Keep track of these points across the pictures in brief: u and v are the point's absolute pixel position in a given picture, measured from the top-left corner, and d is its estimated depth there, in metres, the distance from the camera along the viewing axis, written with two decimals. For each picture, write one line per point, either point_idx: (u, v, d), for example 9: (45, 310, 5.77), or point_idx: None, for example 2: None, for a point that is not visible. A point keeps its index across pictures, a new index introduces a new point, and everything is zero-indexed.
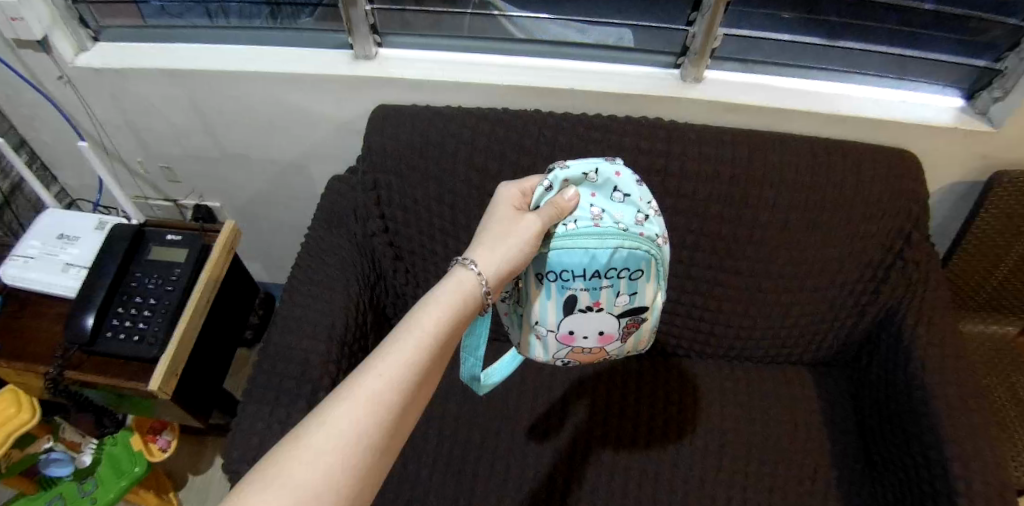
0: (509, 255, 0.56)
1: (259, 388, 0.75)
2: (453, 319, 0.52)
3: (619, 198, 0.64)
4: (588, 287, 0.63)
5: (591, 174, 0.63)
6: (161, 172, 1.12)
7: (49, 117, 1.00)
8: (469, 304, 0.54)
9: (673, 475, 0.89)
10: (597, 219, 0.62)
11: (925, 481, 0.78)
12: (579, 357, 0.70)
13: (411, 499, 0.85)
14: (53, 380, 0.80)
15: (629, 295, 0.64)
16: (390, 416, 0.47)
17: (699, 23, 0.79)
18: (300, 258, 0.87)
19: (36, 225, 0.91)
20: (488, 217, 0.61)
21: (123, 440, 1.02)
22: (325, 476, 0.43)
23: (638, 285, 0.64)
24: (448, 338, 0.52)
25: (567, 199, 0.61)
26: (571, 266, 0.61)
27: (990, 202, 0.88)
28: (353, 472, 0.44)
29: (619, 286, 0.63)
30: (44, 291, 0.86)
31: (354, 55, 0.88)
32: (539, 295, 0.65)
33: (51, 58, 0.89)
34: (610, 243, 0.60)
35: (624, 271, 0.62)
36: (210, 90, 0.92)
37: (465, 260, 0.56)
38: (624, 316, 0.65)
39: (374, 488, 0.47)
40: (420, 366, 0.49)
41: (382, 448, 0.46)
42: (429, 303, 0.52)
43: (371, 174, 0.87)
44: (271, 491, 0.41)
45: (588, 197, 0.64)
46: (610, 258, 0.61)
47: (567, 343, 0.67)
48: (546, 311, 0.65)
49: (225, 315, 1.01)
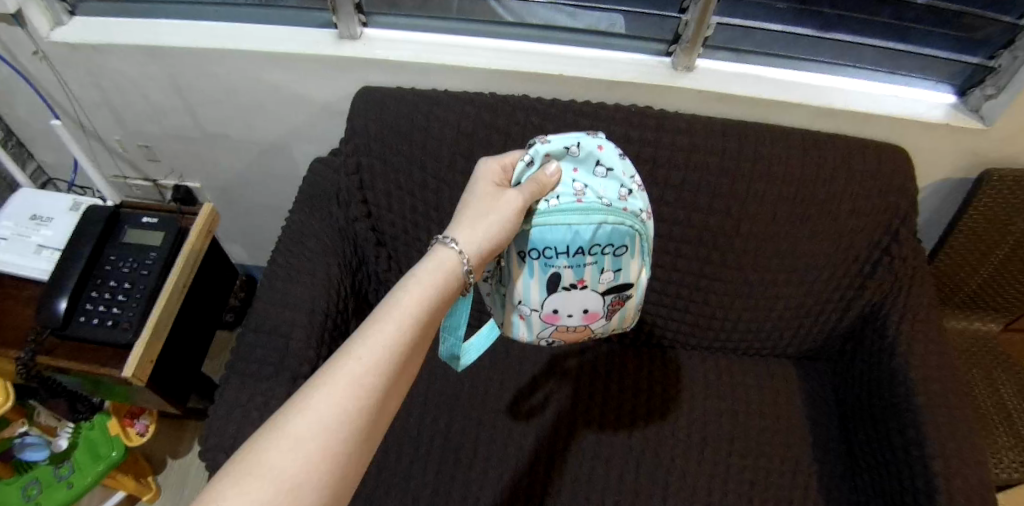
0: (491, 232, 0.55)
1: (237, 375, 0.74)
2: (435, 299, 0.51)
3: (602, 173, 0.62)
4: (572, 264, 0.61)
5: (573, 147, 0.61)
6: (140, 151, 1.09)
7: (23, 94, 0.96)
8: (451, 283, 0.53)
9: (655, 466, 0.88)
10: (579, 195, 0.60)
11: (906, 478, 0.78)
12: (563, 336, 0.69)
13: (391, 488, 0.84)
14: (25, 365, 0.78)
15: (613, 272, 0.63)
16: (373, 399, 0.45)
17: (692, 11, 0.77)
18: (279, 242, 0.85)
19: (9, 204, 0.88)
20: (467, 194, 0.59)
21: (101, 423, 1.00)
22: (306, 463, 0.41)
23: (622, 262, 0.63)
24: (431, 320, 0.50)
25: (550, 174, 0.60)
26: (554, 244, 0.60)
27: (979, 200, 0.87)
28: (336, 460, 0.42)
29: (603, 263, 0.62)
30: (15, 273, 0.84)
31: (338, 35, 0.85)
32: (522, 273, 0.63)
33: (25, 32, 0.85)
34: (593, 219, 0.59)
35: (608, 248, 0.61)
36: (191, 69, 0.89)
37: (445, 238, 0.54)
38: (608, 293, 0.64)
39: (360, 474, 0.45)
40: (403, 348, 0.48)
41: (366, 433, 0.45)
42: (410, 283, 0.51)
43: (353, 156, 0.85)
44: (251, 481, 0.39)
45: (571, 172, 0.62)
46: (594, 233, 0.59)
47: (551, 322, 0.66)
48: (529, 290, 0.64)
49: (203, 298, 0.98)
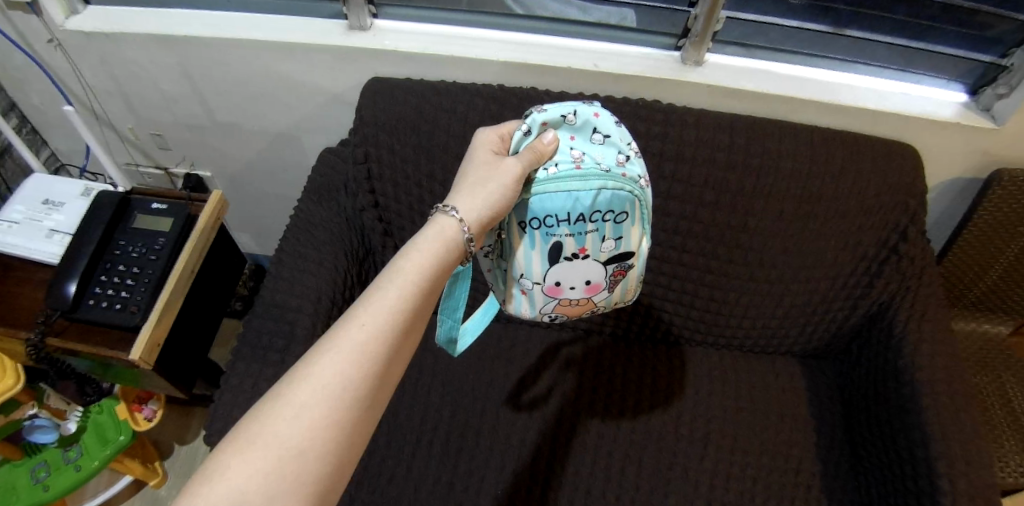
0: (491, 200, 0.55)
1: (244, 361, 0.75)
2: (436, 266, 0.51)
3: (599, 139, 0.62)
4: (573, 232, 0.61)
5: (569, 115, 0.61)
6: (151, 139, 1.10)
7: (37, 81, 0.98)
8: (452, 251, 0.53)
9: (657, 462, 0.88)
10: (577, 162, 0.60)
11: (909, 478, 0.78)
12: (566, 310, 0.69)
13: (393, 476, 0.85)
14: (34, 347, 0.78)
15: (615, 239, 0.62)
16: (376, 366, 0.45)
17: (701, 6, 0.77)
18: (288, 230, 0.85)
19: (22, 189, 0.89)
20: (466, 163, 0.59)
21: (109, 407, 1.01)
22: (311, 430, 0.41)
23: (624, 230, 0.62)
24: (432, 287, 0.51)
25: (547, 142, 0.60)
26: (554, 212, 0.59)
27: (990, 200, 0.86)
28: (340, 427, 0.42)
29: (604, 231, 0.61)
30: (27, 257, 0.85)
31: (349, 26, 0.86)
32: (522, 244, 0.62)
33: (41, 21, 0.87)
34: (593, 185, 0.58)
35: (609, 215, 0.60)
36: (202, 58, 0.90)
37: (446, 207, 0.54)
38: (610, 263, 0.64)
39: (364, 442, 0.45)
40: (405, 315, 0.48)
41: (370, 400, 0.45)
42: (411, 251, 0.51)
43: (361, 146, 0.85)
44: (255, 448, 0.40)
45: (568, 140, 0.62)
46: (594, 199, 0.59)
47: (554, 296, 0.66)
48: (530, 262, 0.63)
49: (212, 283, 1.00)
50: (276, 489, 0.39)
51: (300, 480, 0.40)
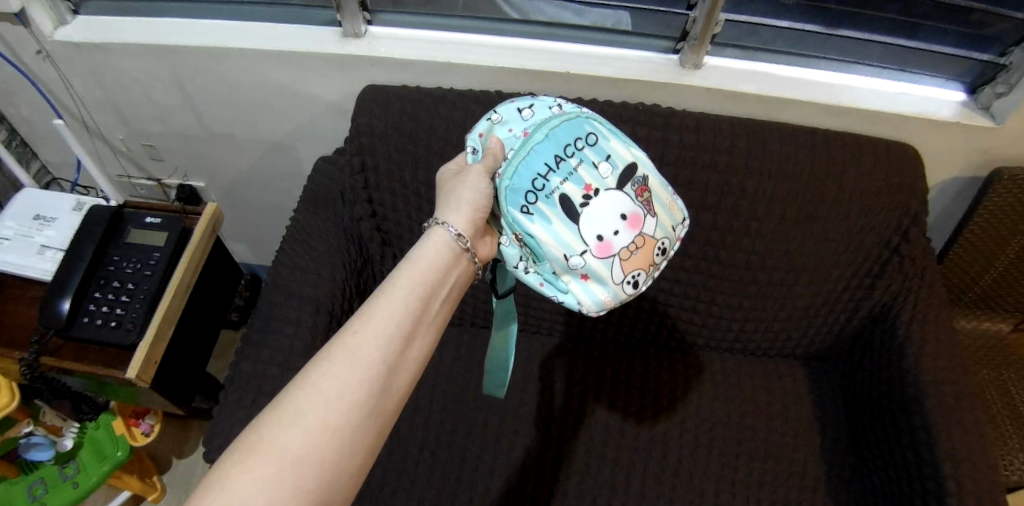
0: (474, 206, 0.56)
1: (242, 375, 0.73)
2: (433, 278, 0.51)
3: (530, 111, 0.64)
4: (565, 177, 0.56)
5: (494, 115, 0.64)
6: (144, 149, 1.09)
7: (27, 93, 0.96)
8: (447, 263, 0.53)
9: (662, 468, 0.87)
10: (523, 134, 0.60)
11: (915, 480, 0.78)
12: (640, 264, 0.56)
13: (396, 490, 0.84)
14: (29, 366, 0.77)
15: (605, 160, 0.58)
16: (375, 374, 0.44)
17: (699, 7, 0.76)
18: (285, 239, 0.84)
19: (12, 204, 0.88)
20: (439, 193, 0.60)
21: (106, 423, 0.99)
22: (308, 438, 0.39)
23: (604, 148, 0.58)
24: (430, 297, 0.50)
25: (495, 143, 0.60)
26: (536, 173, 0.56)
27: (991, 197, 0.86)
28: (338, 435, 0.41)
29: (589, 158, 0.58)
30: (18, 274, 0.84)
31: (343, 33, 0.84)
32: (539, 226, 0.56)
33: (29, 32, 0.85)
34: (543, 131, 0.58)
35: (579, 142, 0.58)
36: (194, 67, 0.88)
37: (439, 222, 0.55)
38: (624, 184, 0.57)
39: (369, 457, 0.43)
40: (403, 323, 0.47)
41: (371, 410, 0.43)
42: (407, 265, 0.51)
43: (358, 155, 0.84)
44: (252, 458, 0.38)
45: (509, 130, 0.62)
46: (555, 139, 0.58)
47: (609, 253, 0.55)
48: (558, 234, 0.56)
49: (209, 296, 0.99)
50: (275, 500, 0.37)
51: (298, 489, 0.38)
